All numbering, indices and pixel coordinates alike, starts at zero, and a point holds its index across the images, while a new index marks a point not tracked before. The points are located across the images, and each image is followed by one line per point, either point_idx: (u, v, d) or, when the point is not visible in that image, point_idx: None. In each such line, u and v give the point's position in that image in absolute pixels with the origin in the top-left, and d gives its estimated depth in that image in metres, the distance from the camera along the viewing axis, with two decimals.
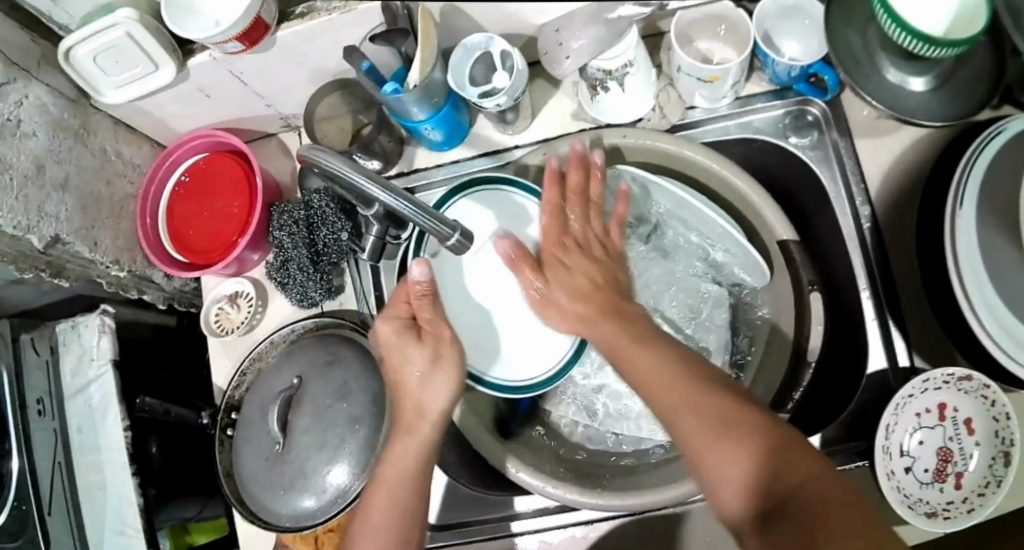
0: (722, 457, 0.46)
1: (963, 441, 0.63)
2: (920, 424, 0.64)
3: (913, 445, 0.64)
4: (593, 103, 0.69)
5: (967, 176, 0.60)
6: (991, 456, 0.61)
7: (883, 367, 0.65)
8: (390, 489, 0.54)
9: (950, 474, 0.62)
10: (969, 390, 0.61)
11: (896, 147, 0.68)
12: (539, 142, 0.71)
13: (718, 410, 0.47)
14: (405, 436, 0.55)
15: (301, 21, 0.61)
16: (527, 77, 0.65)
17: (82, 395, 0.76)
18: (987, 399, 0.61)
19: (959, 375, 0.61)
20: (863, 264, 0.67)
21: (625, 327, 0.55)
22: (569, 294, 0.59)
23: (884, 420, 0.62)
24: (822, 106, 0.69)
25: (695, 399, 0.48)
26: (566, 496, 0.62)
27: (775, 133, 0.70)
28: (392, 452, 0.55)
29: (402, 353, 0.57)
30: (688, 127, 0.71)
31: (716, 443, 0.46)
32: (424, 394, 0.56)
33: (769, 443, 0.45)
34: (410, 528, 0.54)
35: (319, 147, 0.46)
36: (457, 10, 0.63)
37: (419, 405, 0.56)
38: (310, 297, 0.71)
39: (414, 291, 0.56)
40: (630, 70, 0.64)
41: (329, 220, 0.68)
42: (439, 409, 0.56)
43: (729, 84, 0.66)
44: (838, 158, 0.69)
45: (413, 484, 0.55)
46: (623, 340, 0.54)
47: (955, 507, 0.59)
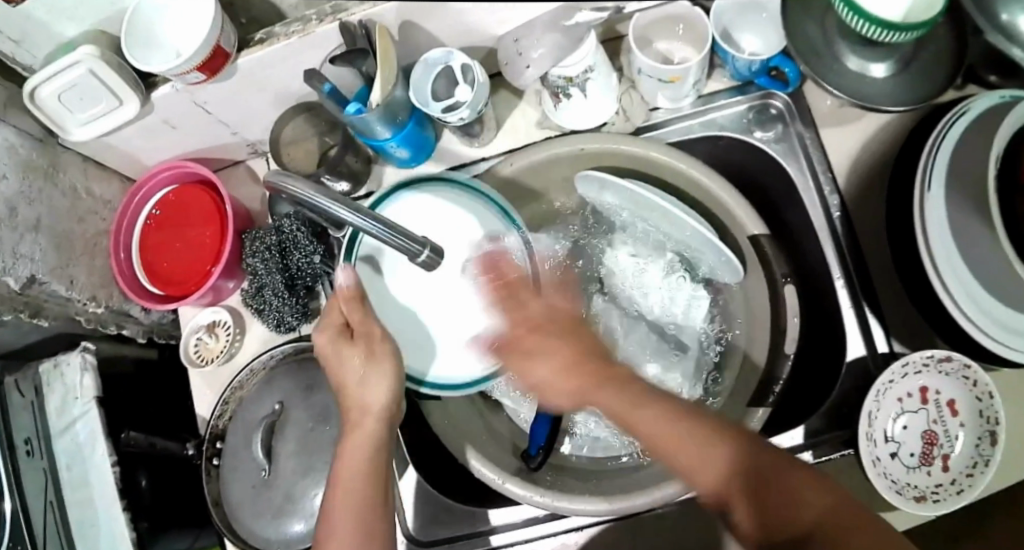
0: (712, 466, 0.44)
1: (947, 423, 0.62)
2: (903, 410, 0.63)
3: (898, 431, 0.63)
4: (556, 111, 0.69)
5: (937, 157, 0.60)
6: (977, 436, 0.60)
7: (862, 354, 0.65)
8: (352, 490, 0.52)
9: (936, 457, 0.62)
10: (951, 372, 0.61)
11: (860, 134, 0.68)
12: (506, 154, 0.71)
13: (715, 427, 0.45)
14: (354, 435, 0.54)
15: (260, 47, 0.61)
16: (489, 89, 0.65)
17: (68, 434, 0.75)
18: (970, 380, 0.60)
19: (939, 356, 0.60)
20: (836, 254, 0.67)
21: (596, 367, 0.49)
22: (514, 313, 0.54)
23: (867, 407, 0.62)
24: (785, 99, 0.69)
25: (661, 406, 0.46)
26: (554, 504, 0.62)
27: (741, 129, 0.70)
28: (341, 453, 0.53)
29: (339, 357, 0.55)
30: (652, 128, 0.71)
31: (699, 445, 0.44)
32: (364, 393, 0.54)
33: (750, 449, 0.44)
34: (376, 527, 0.51)
35: (286, 175, 0.47)
36: (415, 26, 0.62)
37: (362, 403, 0.54)
38: (287, 322, 0.70)
39: (340, 296, 0.56)
40: (590, 75, 0.64)
41: (301, 244, 0.68)
42: (381, 402, 0.54)
43: (691, 83, 0.66)
44: (804, 150, 0.69)
45: (372, 484, 0.52)
46: (562, 352, 0.50)
47: (945, 489, 0.59)
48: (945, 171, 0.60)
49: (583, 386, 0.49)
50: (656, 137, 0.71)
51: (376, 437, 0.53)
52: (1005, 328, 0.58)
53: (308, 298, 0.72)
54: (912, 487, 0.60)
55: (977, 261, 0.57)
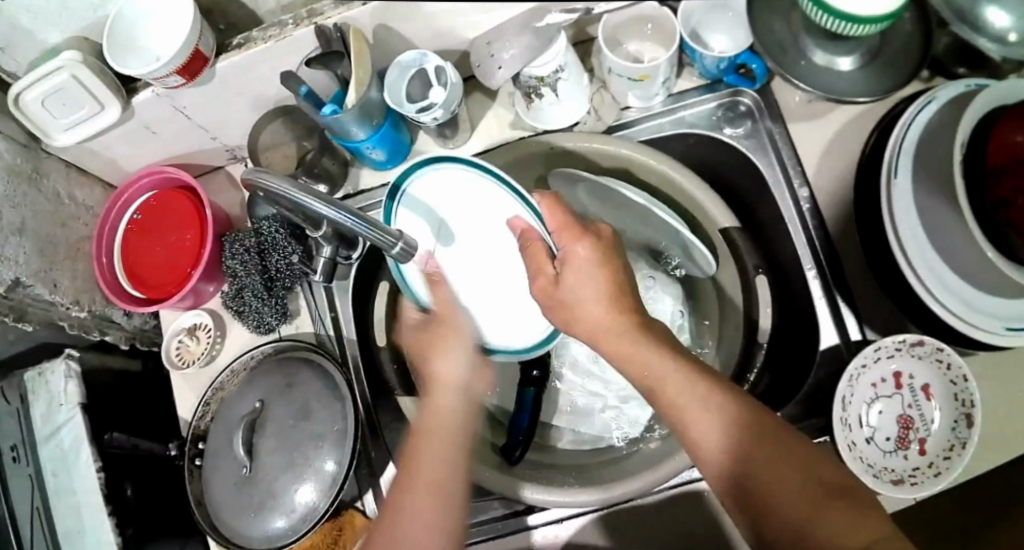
0: (714, 446, 0.46)
1: (923, 408, 0.62)
2: (878, 395, 0.64)
3: (874, 416, 0.63)
4: (530, 112, 0.70)
5: (906, 146, 0.61)
6: (953, 420, 0.60)
7: (836, 344, 0.65)
8: (432, 452, 0.50)
9: (912, 441, 0.62)
10: (923, 356, 0.62)
11: (830, 126, 0.69)
12: (478, 155, 0.72)
13: (761, 435, 0.45)
14: (434, 402, 0.53)
15: (238, 52, 0.63)
16: (462, 90, 0.66)
17: (53, 440, 0.76)
18: (943, 364, 0.61)
19: (911, 341, 0.62)
20: (809, 246, 0.67)
21: (644, 346, 0.50)
22: (570, 273, 0.53)
23: (840, 392, 0.62)
24: (754, 96, 0.70)
25: (701, 400, 0.47)
26: (546, 499, 0.62)
27: (710, 126, 0.71)
28: (426, 413, 0.53)
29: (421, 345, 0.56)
30: (622, 128, 0.72)
31: (716, 434, 0.46)
32: (435, 362, 0.54)
33: (773, 458, 0.44)
34: (451, 493, 0.50)
35: (264, 170, 0.50)
36: (390, 30, 0.64)
37: (434, 372, 0.54)
38: (266, 323, 0.71)
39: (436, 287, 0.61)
40: (561, 75, 0.65)
41: (280, 245, 0.70)
42: (458, 373, 0.54)
43: (660, 81, 0.67)
44: (773, 144, 0.69)
45: (453, 450, 0.51)
46: (605, 326, 0.52)
47: (922, 473, 0.59)
48: (911, 160, 0.61)
49: (620, 340, 0.51)
50: (626, 136, 0.72)
51: (449, 408, 0.53)
52: (982, 312, 0.59)
53: (287, 299, 0.73)
54: (889, 471, 0.60)
55: (950, 240, 0.57)
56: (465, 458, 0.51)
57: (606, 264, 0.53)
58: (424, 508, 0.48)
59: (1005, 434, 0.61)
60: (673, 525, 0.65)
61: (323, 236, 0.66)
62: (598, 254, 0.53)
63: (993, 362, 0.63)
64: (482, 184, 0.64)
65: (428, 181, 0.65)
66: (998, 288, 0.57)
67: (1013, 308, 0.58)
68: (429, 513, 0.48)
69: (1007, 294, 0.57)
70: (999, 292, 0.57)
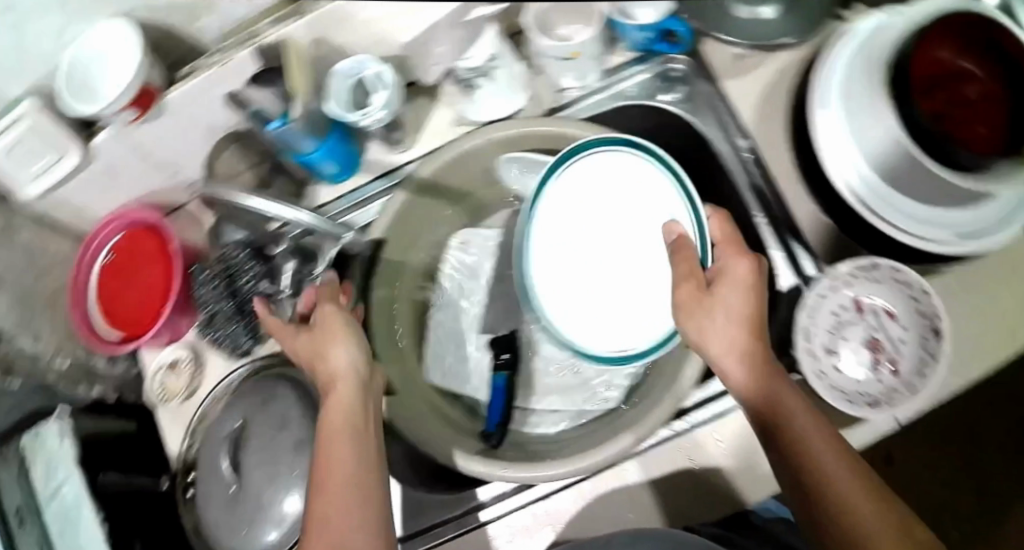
0: (806, 467, 0.50)
1: (888, 329, 0.64)
2: (840, 323, 0.65)
3: (841, 344, 0.65)
4: (469, 104, 0.71)
5: (831, 80, 0.63)
6: (920, 336, 0.62)
7: (796, 284, 0.66)
8: (340, 433, 0.55)
9: (883, 364, 0.64)
10: (879, 278, 0.63)
11: (765, 76, 0.70)
12: (426, 155, 0.71)
13: (839, 470, 0.50)
14: (335, 393, 0.58)
15: (186, 81, 0.65)
16: (402, 90, 0.68)
17: (55, 503, 0.69)
18: (903, 282, 0.62)
19: (864, 266, 0.63)
20: (755, 194, 0.69)
21: (768, 380, 0.53)
22: (713, 307, 0.55)
23: (800, 324, 0.63)
24: (687, 61, 0.71)
25: (808, 434, 0.51)
26: (518, 475, 0.60)
27: (645, 96, 0.72)
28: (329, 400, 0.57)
29: (324, 340, 0.60)
30: (566, 108, 0.72)
31: (810, 457, 0.50)
32: (330, 357, 0.59)
33: (851, 487, 0.49)
34: (368, 480, 0.54)
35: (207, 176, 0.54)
36: (324, 43, 0.67)
37: (328, 369, 0.59)
38: (242, 344, 0.72)
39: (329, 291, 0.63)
40: (494, 64, 0.67)
41: (246, 268, 0.69)
42: (347, 364, 0.59)
43: (592, 58, 0.69)
44: (708, 104, 0.71)
45: (360, 439, 0.56)
46: (735, 354, 0.53)
47: (897, 391, 0.61)
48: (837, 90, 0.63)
49: (752, 380, 0.53)
50: (571, 115, 0.72)
51: (354, 400, 0.57)
52: (937, 225, 0.61)
53: None
54: (863, 395, 0.62)
55: (887, 158, 0.59)
56: (369, 444, 0.56)
57: (743, 304, 0.54)
58: (344, 497, 0.52)
59: (976, 346, 0.62)
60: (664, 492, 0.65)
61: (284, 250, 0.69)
62: (738, 293, 0.54)
63: (956, 277, 0.64)
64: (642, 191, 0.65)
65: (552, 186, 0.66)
66: (947, 201, 0.60)
67: (954, 217, 0.62)
68: (342, 500, 0.52)
69: (957, 204, 0.61)
70: (947, 203, 0.60)
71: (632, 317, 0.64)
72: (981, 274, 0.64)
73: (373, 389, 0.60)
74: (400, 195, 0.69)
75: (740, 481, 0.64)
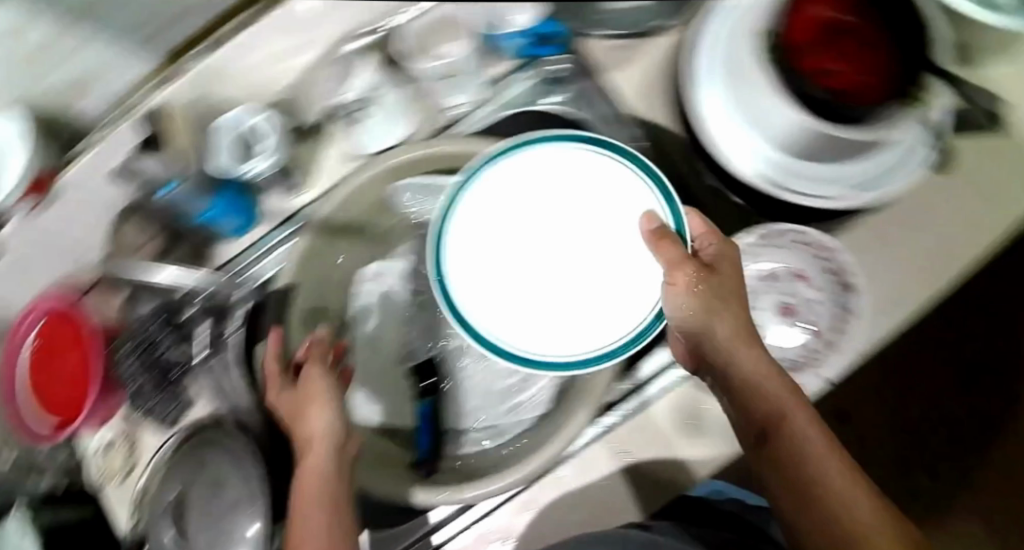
0: (803, 450, 0.54)
1: (799, 290, 0.69)
2: (754, 291, 0.70)
3: (759, 311, 0.69)
4: (357, 138, 0.70)
5: (716, 56, 0.64)
6: (833, 295, 0.67)
7: None
8: (316, 499, 0.57)
9: (799, 324, 0.68)
10: (784, 242, 0.68)
11: (642, 63, 0.70)
12: (324, 194, 0.70)
13: (830, 458, 0.53)
14: (310, 458, 0.59)
15: (74, 162, 0.65)
16: (281, 136, 0.67)
17: None
18: (807, 245, 0.67)
19: (765, 235, 0.68)
20: None
21: (758, 367, 0.56)
22: (711, 295, 0.56)
23: None
24: (570, 60, 0.69)
25: (805, 417, 0.55)
26: (460, 496, 0.63)
27: (529, 103, 0.71)
28: (305, 468, 0.59)
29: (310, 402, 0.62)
30: (455, 126, 0.71)
31: (808, 441, 0.54)
32: (312, 422, 0.61)
33: (843, 468, 0.53)
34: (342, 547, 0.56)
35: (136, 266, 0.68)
36: (202, 102, 0.66)
37: (308, 434, 0.61)
38: (169, 413, 0.72)
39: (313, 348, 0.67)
40: (377, 93, 0.68)
41: (159, 338, 0.70)
42: (328, 426, 0.61)
43: (472, 72, 0.69)
44: (595, 99, 0.69)
45: (330, 498, 0.57)
46: (729, 340, 0.56)
47: (815, 350, 0.66)
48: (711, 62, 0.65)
49: (741, 366, 0.56)
50: (459, 132, 0.70)
51: (326, 466, 0.58)
52: (815, 180, 0.65)
53: None
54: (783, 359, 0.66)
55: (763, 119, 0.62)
56: (340, 505, 0.58)
57: (728, 298, 0.57)
58: None
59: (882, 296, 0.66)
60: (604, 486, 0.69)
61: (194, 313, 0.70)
62: (725, 285, 0.57)
63: (859, 230, 0.68)
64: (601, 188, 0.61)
65: (495, 173, 0.61)
66: (829, 156, 0.63)
67: (832, 172, 0.65)
68: None
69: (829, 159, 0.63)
70: (822, 157, 0.63)
71: (588, 313, 0.59)
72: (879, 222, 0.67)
73: (347, 454, 0.61)
74: (303, 239, 0.68)
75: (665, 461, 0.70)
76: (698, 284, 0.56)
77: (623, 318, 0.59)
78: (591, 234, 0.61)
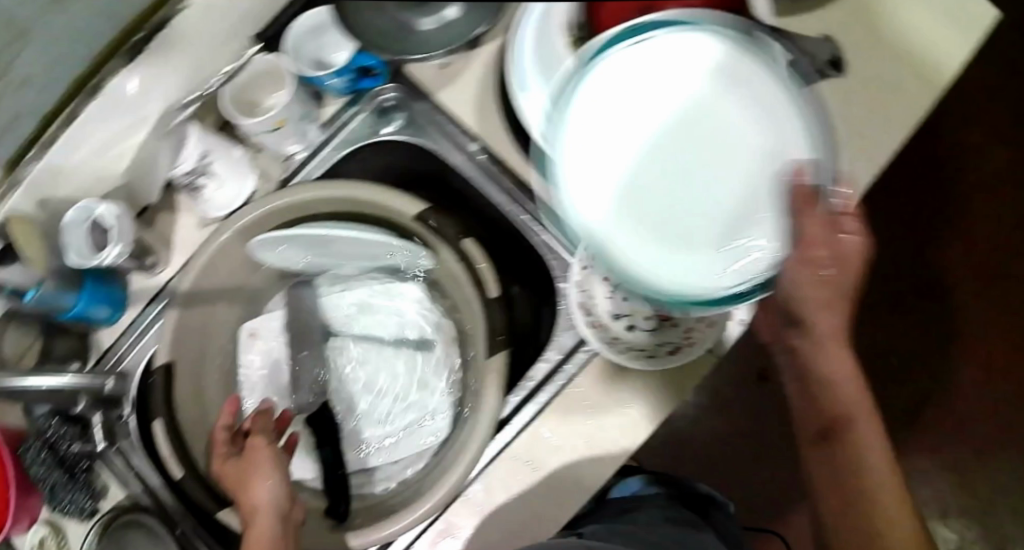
0: (857, 441, 0.53)
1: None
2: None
3: None
4: (203, 204, 0.69)
5: (526, 63, 0.63)
6: None
7: (569, 260, 0.69)
8: None
9: None
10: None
11: (467, 75, 0.68)
12: (182, 267, 0.70)
13: (875, 453, 0.53)
14: (261, 523, 0.60)
15: None
16: (130, 215, 0.67)
17: None
18: None
19: None
20: (502, 191, 0.69)
21: (816, 351, 0.53)
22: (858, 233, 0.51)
23: (575, 301, 0.67)
24: (394, 87, 0.70)
25: (862, 410, 0.54)
26: (378, 535, 0.64)
27: (367, 134, 0.72)
28: (252, 536, 0.60)
29: (258, 472, 0.64)
30: (297, 173, 0.72)
31: (858, 434, 0.53)
32: (255, 489, 0.62)
33: (882, 461, 0.53)
34: None
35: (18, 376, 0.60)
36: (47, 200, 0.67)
37: (254, 503, 0.62)
38: (84, 506, 0.69)
39: (264, 418, 0.68)
40: (209, 160, 0.67)
41: (63, 433, 0.68)
42: (271, 496, 0.62)
43: (300, 120, 0.68)
44: (426, 119, 0.70)
45: None
46: (819, 318, 0.51)
47: (698, 330, 0.65)
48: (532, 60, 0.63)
49: (824, 346, 0.53)
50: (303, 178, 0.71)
51: (273, 532, 0.60)
52: None
53: (92, 477, 0.71)
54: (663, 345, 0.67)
55: None
56: None
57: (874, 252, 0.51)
58: None
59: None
60: (518, 502, 0.68)
61: (87, 406, 0.69)
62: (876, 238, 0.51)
63: None
64: (670, 92, 0.45)
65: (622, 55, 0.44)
66: None
67: None
68: None
69: None
70: None
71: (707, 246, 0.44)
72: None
73: (291, 521, 0.63)
74: (172, 315, 0.68)
75: (575, 470, 0.67)
76: (827, 269, 0.49)
77: (704, 275, 0.44)
78: (698, 143, 0.45)
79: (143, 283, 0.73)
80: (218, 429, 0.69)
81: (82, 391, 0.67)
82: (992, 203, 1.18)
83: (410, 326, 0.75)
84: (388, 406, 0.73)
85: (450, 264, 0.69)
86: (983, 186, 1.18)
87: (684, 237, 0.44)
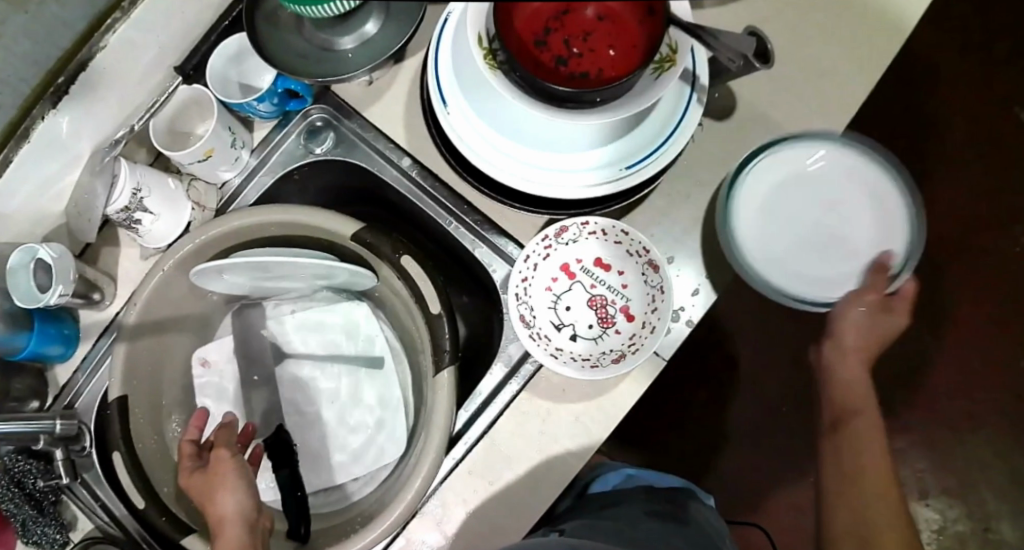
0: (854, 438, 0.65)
1: (605, 280, 0.70)
2: (558, 294, 0.71)
3: (568, 313, 0.70)
4: (142, 238, 0.69)
5: (444, 78, 0.62)
6: (640, 275, 0.68)
7: (508, 270, 0.69)
8: None
9: (612, 316, 0.69)
10: (574, 237, 0.68)
11: (392, 94, 0.70)
12: (128, 302, 0.70)
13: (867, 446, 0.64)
14: (227, 532, 0.59)
15: None
16: (70, 255, 0.66)
17: None
18: (599, 233, 0.68)
19: (555, 232, 0.67)
20: (437, 206, 0.70)
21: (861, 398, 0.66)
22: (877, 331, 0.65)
23: (515, 312, 0.67)
24: (321, 108, 0.72)
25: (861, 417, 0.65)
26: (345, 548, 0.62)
27: (300, 155, 0.72)
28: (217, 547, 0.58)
29: (222, 484, 0.61)
30: (235, 198, 0.73)
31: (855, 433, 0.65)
32: (218, 500, 0.60)
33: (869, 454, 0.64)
34: None
35: None
36: None
37: (219, 514, 0.60)
38: (54, 539, 0.70)
39: (229, 432, 0.66)
40: (143, 195, 0.65)
41: (26, 470, 0.67)
42: (236, 507, 0.60)
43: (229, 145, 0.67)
44: (358, 138, 0.71)
45: None
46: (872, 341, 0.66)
47: (638, 337, 0.67)
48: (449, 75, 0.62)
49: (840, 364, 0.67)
50: (240, 203, 0.72)
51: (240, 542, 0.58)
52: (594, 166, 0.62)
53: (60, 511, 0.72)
54: (606, 354, 0.68)
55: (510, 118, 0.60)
56: None
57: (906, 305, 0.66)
58: None
59: (683, 260, 0.67)
60: (485, 513, 0.66)
61: (50, 443, 0.68)
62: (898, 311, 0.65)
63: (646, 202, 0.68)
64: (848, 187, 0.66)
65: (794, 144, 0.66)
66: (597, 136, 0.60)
67: (609, 153, 0.62)
68: None
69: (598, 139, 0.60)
70: (586, 140, 0.60)
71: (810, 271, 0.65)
72: (666, 187, 0.68)
73: (257, 533, 0.61)
74: (120, 348, 0.67)
75: (534, 480, 0.66)
76: (876, 318, 0.63)
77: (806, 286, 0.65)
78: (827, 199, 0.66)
79: (95, 318, 0.75)
80: (183, 444, 0.66)
81: (42, 434, 0.68)
82: (978, 170, 1.14)
83: (364, 343, 0.78)
84: (348, 425, 0.76)
85: (392, 281, 0.70)
86: (967, 153, 1.15)
87: (781, 260, 0.65)
